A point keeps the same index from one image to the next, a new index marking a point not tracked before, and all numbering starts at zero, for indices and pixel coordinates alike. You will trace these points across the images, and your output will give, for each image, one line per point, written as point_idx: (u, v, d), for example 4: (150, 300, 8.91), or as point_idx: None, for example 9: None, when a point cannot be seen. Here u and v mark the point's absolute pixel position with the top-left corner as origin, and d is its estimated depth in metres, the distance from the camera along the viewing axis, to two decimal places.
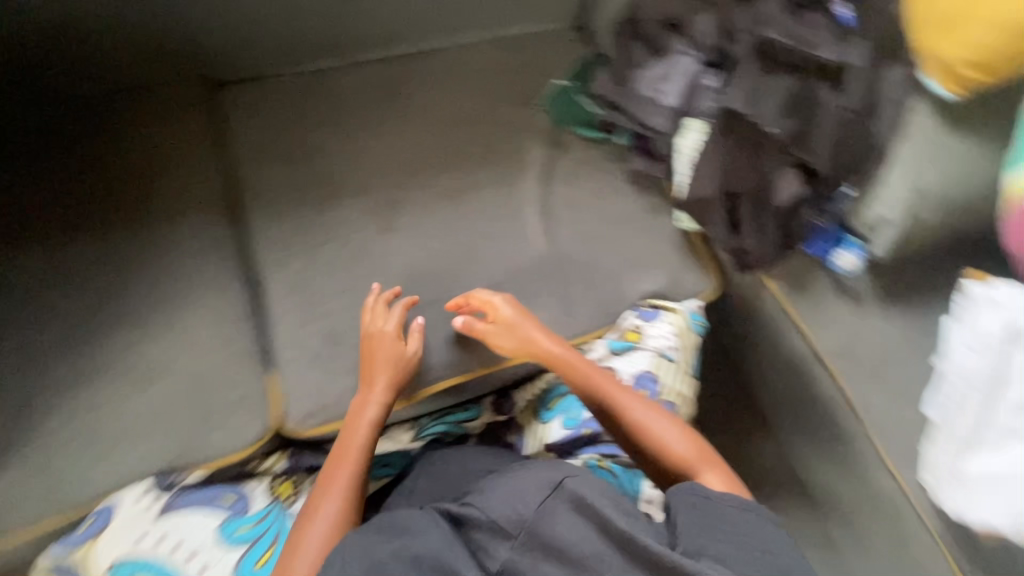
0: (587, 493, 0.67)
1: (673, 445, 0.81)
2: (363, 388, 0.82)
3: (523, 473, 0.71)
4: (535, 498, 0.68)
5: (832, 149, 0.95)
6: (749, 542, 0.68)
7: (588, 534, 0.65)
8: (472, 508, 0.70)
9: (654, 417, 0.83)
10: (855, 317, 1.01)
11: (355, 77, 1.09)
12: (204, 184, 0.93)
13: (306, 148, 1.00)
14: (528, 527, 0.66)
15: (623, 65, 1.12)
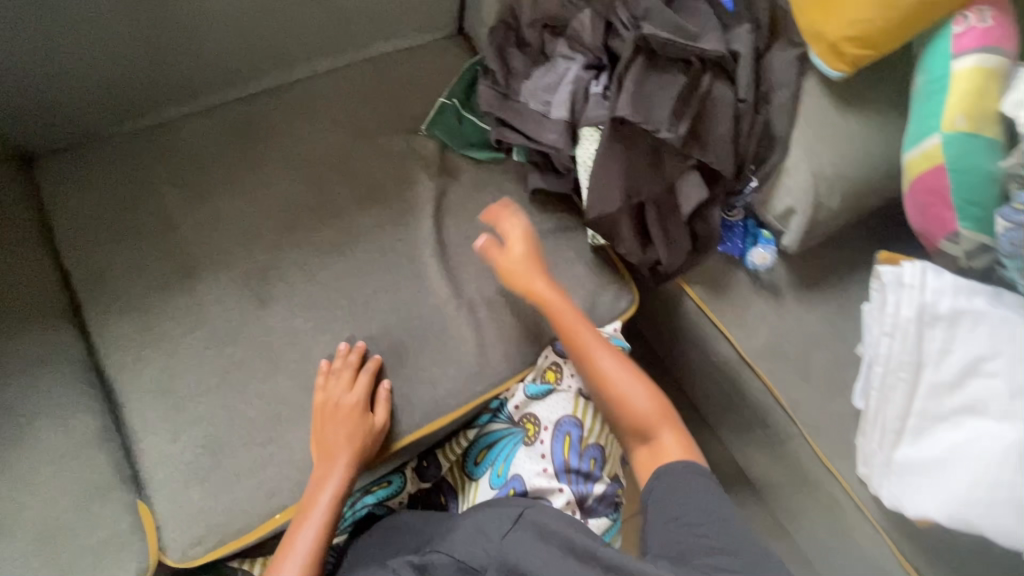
0: (546, 519, 0.70)
1: (636, 404, 0.80)
2: (319, 466, 0.76)
3: (485, 514, 0.73)
4: (497, 532, 0.71)
5: (719, 152, 0.93)
6: (716, 535, 0.65)
7: (555, 557, 0.66)
8: (437, 555, 0.72)
9: (622, 372, 0.83)
10: (776, 313, 0.99)
11: (205, 124, 0.96)
12: (35, 283, 0.81)
13: (153, 217, 0.87)
14: (496, 559, 0.68)
15: (507, 73, 1.02)
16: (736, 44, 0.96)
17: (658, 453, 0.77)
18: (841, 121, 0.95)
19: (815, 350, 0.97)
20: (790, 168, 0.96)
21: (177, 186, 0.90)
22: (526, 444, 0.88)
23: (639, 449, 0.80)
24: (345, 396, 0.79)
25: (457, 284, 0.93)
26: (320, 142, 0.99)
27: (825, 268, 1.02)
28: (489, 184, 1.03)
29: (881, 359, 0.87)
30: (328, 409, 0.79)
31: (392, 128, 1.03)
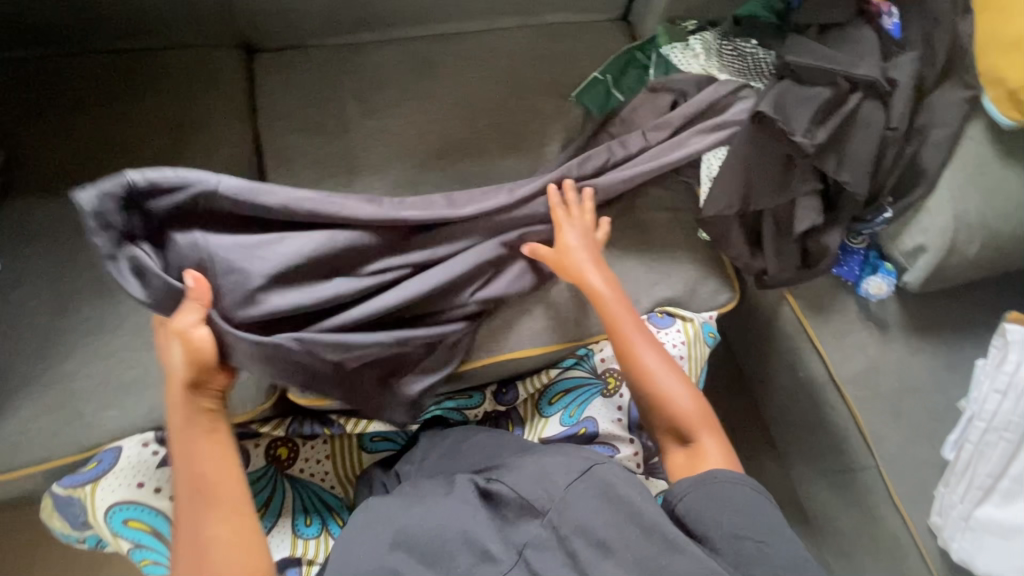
0: (614, 482, 0.69)
1: (680, 400, 0.78)
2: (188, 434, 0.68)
3: (553, 461, 0.73)
4: (563, 480, 0.71)
5: (857, 172, 0.93)
6: (760, 533, 0.67)
7: (619, 522, 0.66)
8: (500, 484, 0.73)
9: (668, 372, 0.80)
10: (879, 346, 0.97)
11: (390, 53, 1.09)
12: (235, 146, 0.96)
13: (335, 119, 1.02)
14: (558, 508, 0.69)
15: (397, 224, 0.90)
16: (900, 74, 0.96)
17: (696, 458, 0.76)
18: (1000, 174, 0.92)
19: (911, 395, 0.95)
20: (931, 207, 0.94)
21: (357, 97, 1.04)
22: (604, 395, 0.95)
23: (671, 446, 0.78)
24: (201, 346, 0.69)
25: None
26: (482, 87, 1.09)
27: (939, 318, 0.99)
28: None
29: (984, 415, 0.83)
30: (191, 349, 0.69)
31: (544, 88, 1.12)
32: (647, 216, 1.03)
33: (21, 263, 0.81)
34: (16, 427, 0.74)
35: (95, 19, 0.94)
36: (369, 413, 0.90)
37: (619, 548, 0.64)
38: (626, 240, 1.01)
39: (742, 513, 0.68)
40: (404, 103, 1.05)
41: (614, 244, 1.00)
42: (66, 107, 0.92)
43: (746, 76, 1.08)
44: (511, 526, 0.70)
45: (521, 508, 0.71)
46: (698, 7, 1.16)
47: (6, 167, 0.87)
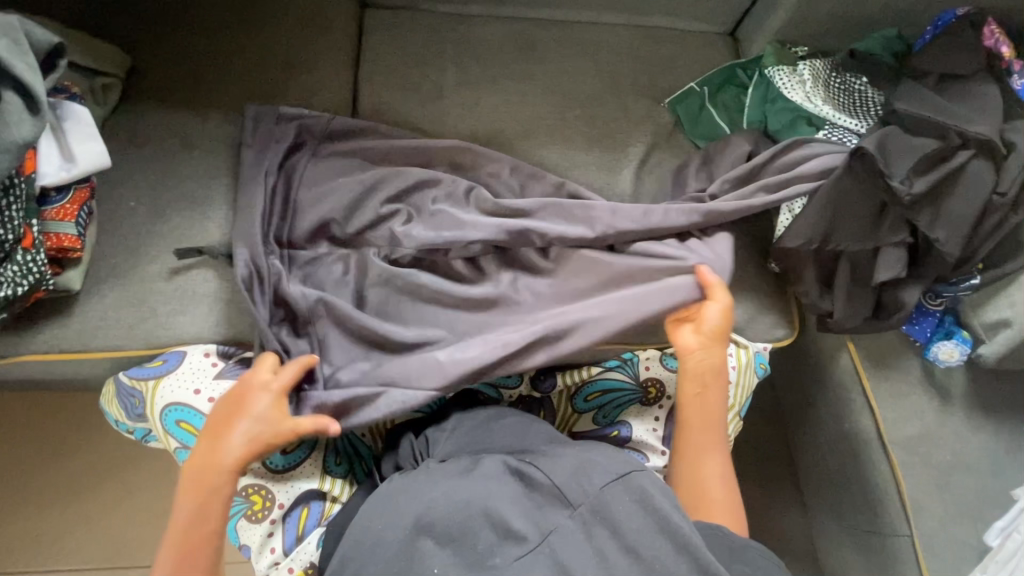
0: (651, 490, 0.69)
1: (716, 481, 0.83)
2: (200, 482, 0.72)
3: (594, 461, 0.73)
4: (600, 479, 0.70)
5: (952, 231, 0.88)
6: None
7: (652, 531, 0.66)
8: (532, 470, 0.73)
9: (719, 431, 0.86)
10: (937, 416, 0.93)
11: (496, 30, 1.10)
12: (334, 94, 1.00)
13: (432, 84, 1.04)
14: (592, 503, 0.69)
15: (460, 196, 0.91)
16: (1021, 138, 0.90)
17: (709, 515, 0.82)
18: None
19: (962, 472, 0.90)
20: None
21: (456, 66, 1.06)
22: (644, 403, 0.96)
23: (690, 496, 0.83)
24: (271, 392, 0.76)
25: None
26: (578, 77, 1.10)
27: (1008, 399, 0.94)
28: None
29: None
30: (245, 405, 0.74)
31: (639, 89, 1.11)
32: None
33: (128, 166, 0.87)
34: (97, 313, 0.79)
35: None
36: None
37: (649, 553, 0.64)
38: None
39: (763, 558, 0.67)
40: (502, 79, 1.07)
41: None
42: (191, 28, 0.97)
43: (852, 112, 1.05)
44: (539, 511, 0.69)
45: (551, 496, 0.70)
46: (811, 35, 1.12)
47: (130, 75, 0.92)
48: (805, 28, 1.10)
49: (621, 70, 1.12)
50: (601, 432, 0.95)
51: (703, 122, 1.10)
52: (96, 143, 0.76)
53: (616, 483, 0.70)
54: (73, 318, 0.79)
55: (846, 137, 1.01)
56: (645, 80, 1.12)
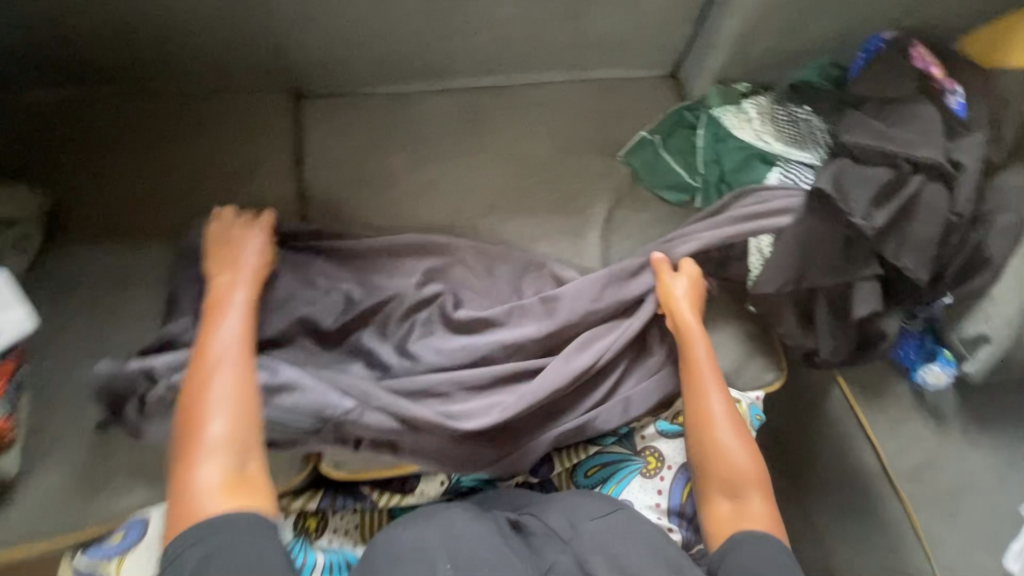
0: (638, 524, 0.73)
1: (737, 459, 0.80)
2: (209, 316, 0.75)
3: (583, 498, 0.77)
4: (589, 515, 0.74)
5: (919, 257, 0.89)
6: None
7: (645, 555, 0.68)
8: (530, 517, 0.75)
9: (730, 422, 0.83)
10: (935, 438, 0.93)
11: (438, 104, 1.07)
12: (280, 200, 0.94)
13: (382, 172, 1.00)
14: (586, 536, 0.71)
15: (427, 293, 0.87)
16: (966, 156, 0.92)
17: (741, 515, 0.78)
18: None
19: (970, 494, 0.89)
20: (998, 296, 0.90)
21: (405, 148, 1.03)
22: (644, 476, 0.90)
23: (722, 503, 0.80)
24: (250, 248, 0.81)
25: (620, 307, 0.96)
26: (530, 142, 1.08)
27: (1000, 410, 0.94)
28: (665, 222, 1.06)
29: None
30: (239, 262, 0.80)
31: (592, 145, 1.10)
32: None
33: (62, 316, 0.80)
34: (48, 491, 0.72)
35: (153, 67, 0.95)
36: (402, 487, 0.85)
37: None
38: None
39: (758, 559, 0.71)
40: (453, 155, 1.04)
41: None
42: (115, 154, 0.91)
43: (802, 143, 1.05)
44: (536, 554, 0.70)
45: (546, 538, 0.72)
46: (751, 71, 1.14)
47: (52, 212, 0.86)
48: (742, 66, 1.12)
49: (572, 129, 1.10)
50: None
51: (659, 171, 1.09)
52: (19, 305, 0.69)
53: (612, 514, 0.74)
54: (17, 503, 0.71)
55: (799, 172, 1.02)
56: (597, 135, 1.11)
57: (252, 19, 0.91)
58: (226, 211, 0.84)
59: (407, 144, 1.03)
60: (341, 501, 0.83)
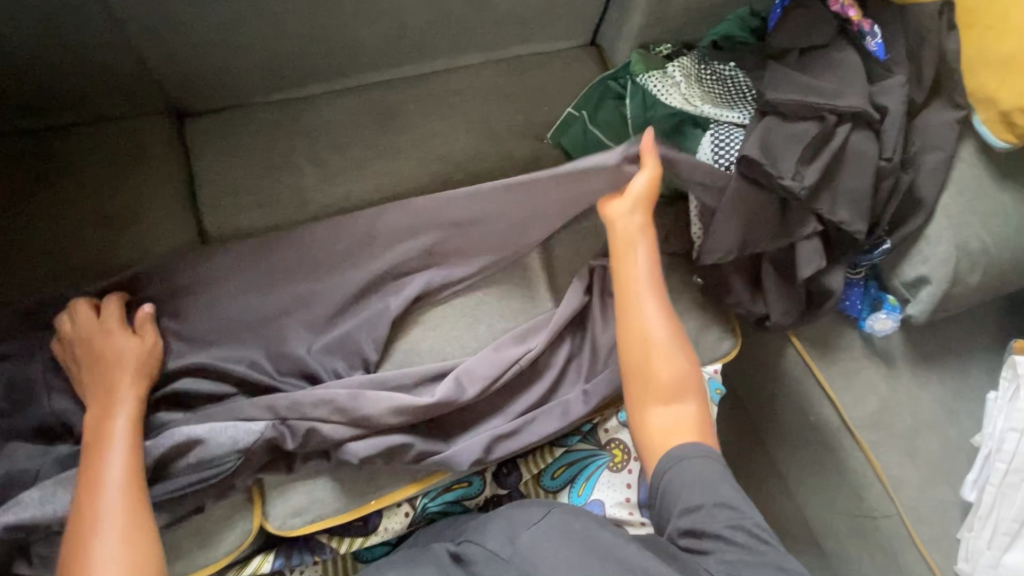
0: (571, 520, 0.68)
1: (670, 365, 0.72)
2: (90, 442, 0.67)
3: (516, 509, 0.72)
4: (525, 526, 0.69)
5: (854, 208, 0.88)
6: (737, 535, 0.63)
7: (577, 556, 0.64)
8: (470, 544, 0.70)
9: (667, 330, 0.74)
10: (887, 383, 0.94)
11: (346, 106, 0.98)
12: (174, 237, 0.86)
13: (290, 190, 0.91)
14: (518, 554, 0.66)
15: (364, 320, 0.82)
16: (890, 100, 0.91)
17: (677, 427, 0.71)
18: (994, 200, 0.90)
19: (924, 431, 0.92)
20: (931, 237, 0.91)
21: (312, 162, 0.93)
22: (612, 470, 0.88)
23: (655, 414, 0.72)
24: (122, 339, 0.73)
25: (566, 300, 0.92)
26: (450, 136, 1.00)
27: (944, 345, 0.96)
28: None
29: (1004, 455, 0.82)
30: (110, 374, 0.71)
31: (517, 131, 1.03)
32: None
33: None
34: None
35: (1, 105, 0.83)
36: (363, 528, 0.80)
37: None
38: None
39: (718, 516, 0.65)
40: (368, 161, 0.95)
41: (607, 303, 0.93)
42: None
43: (730, 102, 1.01)
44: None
45: (489, 561, 0.68)
46: (671, 31, 1.09)
47: None
48: (662, 27, 1.07)
49: (494, 116, 1.03)
50: None
51: (589, 148, 1.03)
52: None
53: (540, 513, 0.70)
54: None
55: (732, 133, 0.97)
56: (520, 118, 1.04)
57: (99, 35, 0.80)
58: (81, 306, 0.75)
59: (314, 156, 0.94)
60: (298, 557, 0.78)
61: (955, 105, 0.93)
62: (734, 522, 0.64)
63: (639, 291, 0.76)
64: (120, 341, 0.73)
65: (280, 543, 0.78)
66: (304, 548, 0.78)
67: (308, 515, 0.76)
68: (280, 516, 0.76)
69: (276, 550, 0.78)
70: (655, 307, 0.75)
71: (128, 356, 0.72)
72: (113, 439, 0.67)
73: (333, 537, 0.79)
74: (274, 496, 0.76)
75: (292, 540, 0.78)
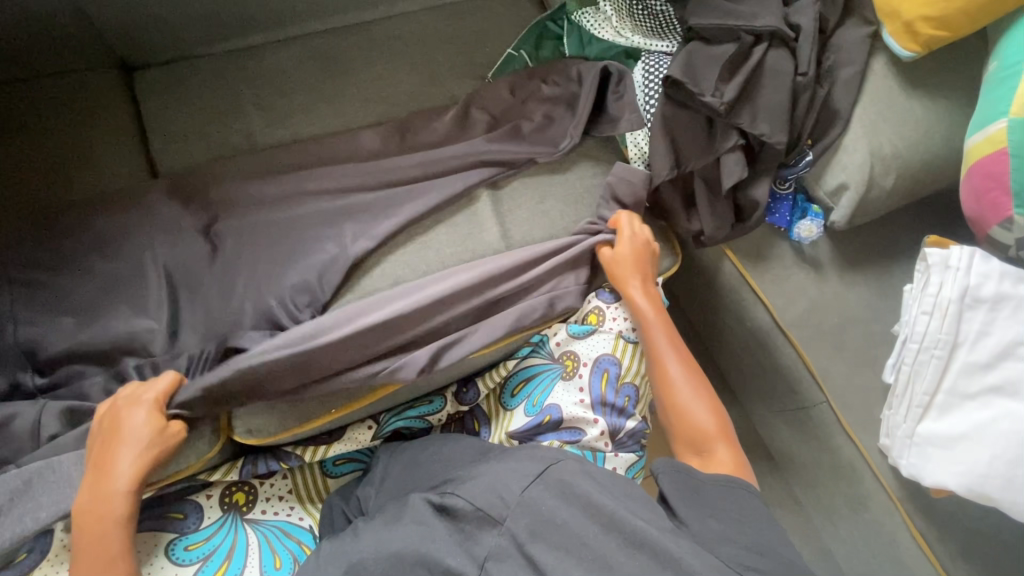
0: (570, 478, 0.71)
1: (702, 422, 0.83)
2: (97, 468, 0.68)
3: (508, 469, 0.73)
4: (518, 485, 0.71)
5: (774, 121, 0.93)
6: (729, 522, 0.70)
7: (577, 516, 0.67)
8: (455, 498, 0.72)
9: (687, 381, 0.86)
10: (817, 287, 1.01)
11: (289, 55, 1.01)
12: (129, 176, 0.90)
13: (240, 136, 0.95)
14: (517, 511, 0.68)
15: (319, 251, 0.87)
16: (803, 19, 0.96)
17: (708, 465, 0.80)
18: (905, 107, 0.97)
19: (851, 328, 0.99)
20: (848, 146, 0.97)
21: (260, 109, 0.97)
22: (565, 379, 0.94)
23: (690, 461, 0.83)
24: (132, 412, 0.70)
25: (512, 224, 0.97)
26: (392, 79, 1.04)
27: (868, 250, 1.03)
28: None
29: (915, 337, 0.88)
30: (114, 441, 0.69)
31: (459, 72, 1.08)
32: (582, 189, 1.01)
33: None
34: None
35: None
36: (328, 438, 0.86)
37: (579, 540, 0.66)
38: (562, 219, 0.99)
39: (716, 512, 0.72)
40: (315, 106, 0.99)
41: (551, 225, 0.98)
42: None
43: (661, 35, 1.05)
44: (469, 540, 0.69)
45: (478, 519, 0.70)
46: None
47: None
48: None
49: (436, 60, 1.07)
50: (529, 424, 0.91)
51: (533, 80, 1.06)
52: None
53: (540, 472, 0.72)
54: None
55: (660, 61, 1.01)
56: (461, 59, 1.08)
57: None
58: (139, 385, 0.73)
59: (262, 104, 0.98)
60: (263, 465, 0.83)
61: (866, 22, 0.98)
62: (730, 517, 0.71)
63: (657, 352, 0.89)
64: (128, 411, 0.70)
65: (250, 456, 0.84)
66: (274, 458, 0.84)
67: (273, 425, 0.80)
68: (247, 429, 0.79)
69: (246, 462, 0.83)
70: (676, 364, 0.88)
71: (143, 433, 0.69)
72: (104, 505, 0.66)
73: (299, 449, 0.84)
74: (240, 413, 0.80)
75: (265, 452, 0.84)
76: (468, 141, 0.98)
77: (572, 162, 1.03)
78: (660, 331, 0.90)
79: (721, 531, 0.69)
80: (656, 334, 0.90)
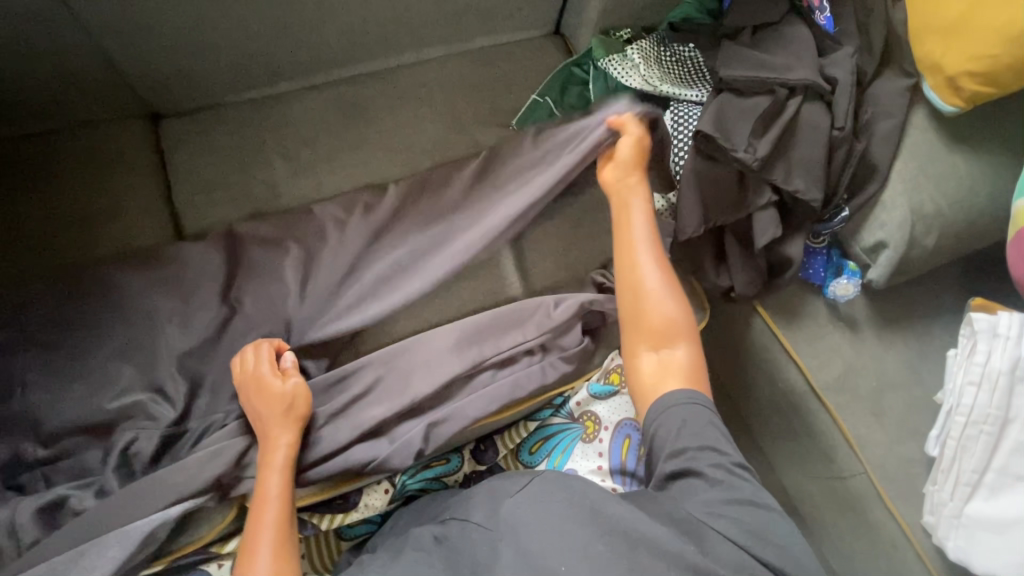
0: (551, 485, 0.65)
1: (665, 309, 0.75)
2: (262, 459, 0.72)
3: (499, 483, 0.69)
4: (506, 497, 0.66)
5: (809, 177, 0.90)
6: (717, 472, 0.64)
7: (557, 517, 0.62)
8: (455, 524, 0.67)
9: (661, 277, 0.78)
10: (852, 348, 0.96)
11: (314, 103, 1.01)
12: (152, 229, 0.89)
13: (263, 186, 0.95)
14: (505, 520, 0.63)
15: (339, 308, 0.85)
16: (839, 72, 0.93)
17: (665, 368, 0.73)
18: (947, 162, 0.92)
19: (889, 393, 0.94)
20: (887, 202, 0.93)
21: (284, 160, 0.97)
22: (585, 441, 0.91)
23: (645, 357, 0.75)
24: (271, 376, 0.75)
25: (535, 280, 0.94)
26: (416, 128, 1.03)
27: (907, 309, 0.99)
28: None
29: (962, 410, 0.83)
30: (263, 452, 0.72)
31: (483, 121, 1.06)
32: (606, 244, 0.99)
33: None
34: None
35: None
36: (343, 505, 0.83)
37: (559, 543, 0.59)
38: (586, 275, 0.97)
39: (699, 453, 0.65)
40: (338, 155, 0.99)
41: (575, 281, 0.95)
42: None
43: (690, 82, 1.03)
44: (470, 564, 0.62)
45: (474, 538, 0.64)
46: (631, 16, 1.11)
47: None
48: (623, 12, 1.08)
49: (460, 107, 1.06)
50: None
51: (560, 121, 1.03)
52: None
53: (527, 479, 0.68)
54: None
55: (691, 109, 0.98)
56: (485, 108, 1.07)
57: (74, 48, 0.84)
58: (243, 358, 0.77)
59: (286, 154, 0.97)
60: None
61: (905, 74, 0.95)
62: (705, 463, 0.65)
63: (632, 241, 0.80)
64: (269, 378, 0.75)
65: None
66: None
67: None
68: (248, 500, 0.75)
69: None
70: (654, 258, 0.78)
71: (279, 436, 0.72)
72: (270, 495, 0.68)
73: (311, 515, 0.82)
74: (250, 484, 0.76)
75: None
76: (492, 194, 0.96)
77: (597, 216, 1.00)
78: (645, 223, 0.81)
79: (707, 475, 0.64)
80: (633, 225, 0.81)
